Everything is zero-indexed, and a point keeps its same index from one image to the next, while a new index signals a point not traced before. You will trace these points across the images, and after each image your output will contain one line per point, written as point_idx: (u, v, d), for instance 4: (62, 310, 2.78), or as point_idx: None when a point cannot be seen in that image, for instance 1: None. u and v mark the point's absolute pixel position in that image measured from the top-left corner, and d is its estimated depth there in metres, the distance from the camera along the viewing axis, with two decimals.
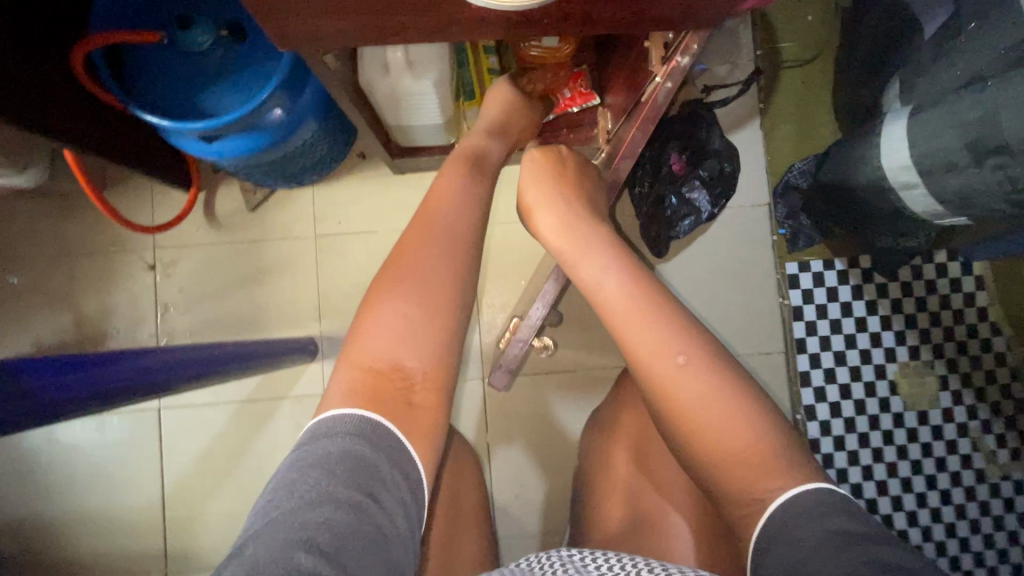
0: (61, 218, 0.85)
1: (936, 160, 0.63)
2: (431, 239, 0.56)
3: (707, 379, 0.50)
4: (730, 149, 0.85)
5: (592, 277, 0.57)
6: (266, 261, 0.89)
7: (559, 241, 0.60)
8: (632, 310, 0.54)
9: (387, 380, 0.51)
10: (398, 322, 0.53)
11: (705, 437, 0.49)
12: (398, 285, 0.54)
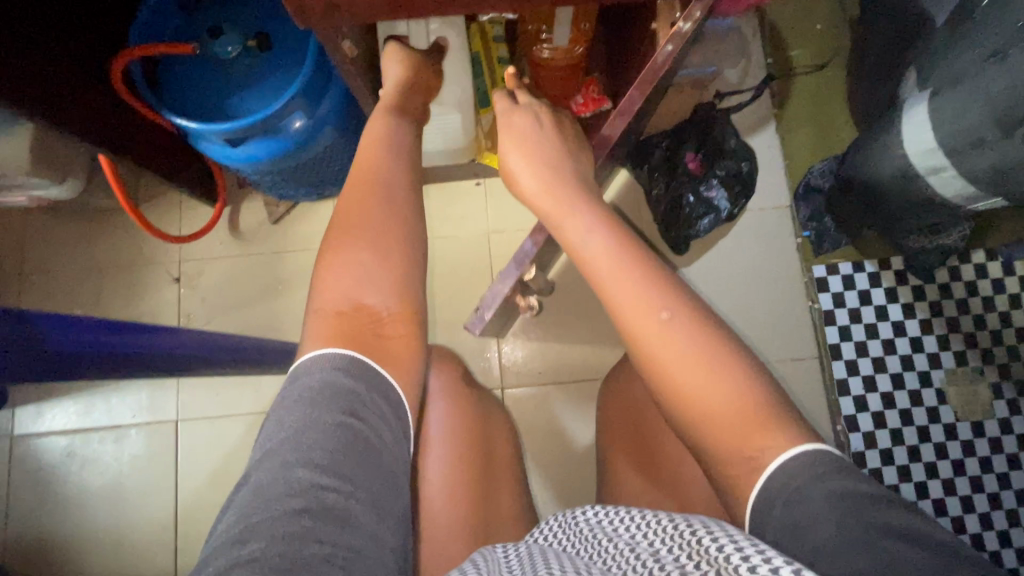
0: (95, 233, 0.89)
1: (964, 137, 0.61)
2: (375, 183, 0.55)
3: (729, 356, 0.47)
4: (745, 149, 0.86)
5: (576, 235, 0.55)
6: (287, 272, 0.90)
7: (544, 203, 0.58)
8: (628, 271, 0.51)
9: (352, 321, 0.50)
10: (357, 268, 0.52)
11: (729, 418, 0.45)
12: (348, 237, 0.53)
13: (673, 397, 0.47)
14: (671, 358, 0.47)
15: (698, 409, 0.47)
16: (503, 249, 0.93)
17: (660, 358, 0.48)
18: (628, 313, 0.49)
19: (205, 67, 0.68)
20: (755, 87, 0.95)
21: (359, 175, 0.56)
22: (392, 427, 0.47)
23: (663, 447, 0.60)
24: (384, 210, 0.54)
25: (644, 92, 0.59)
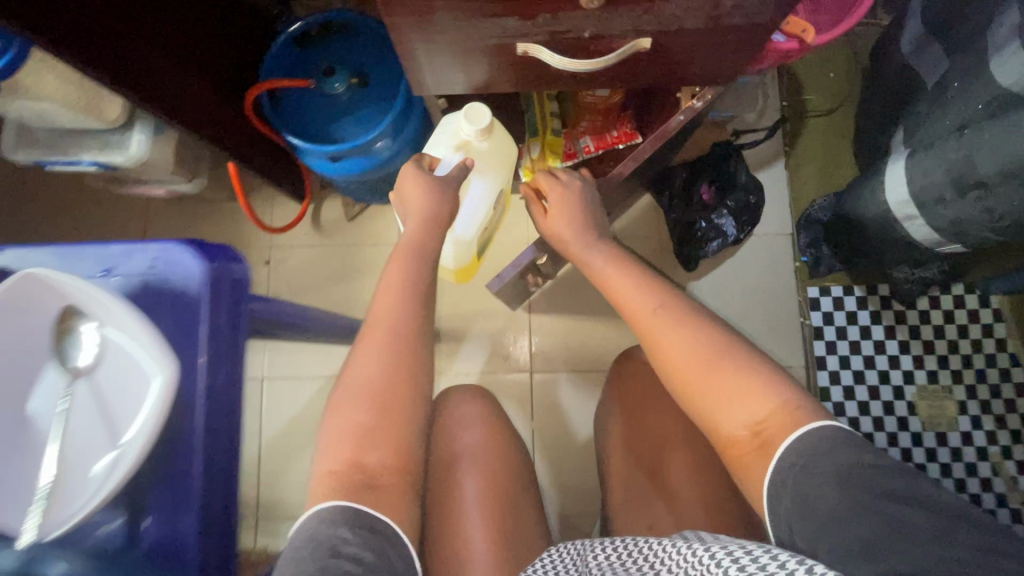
0: (202, 220, 1.07)
1: (929, 194, 0.75)
2: (385, 330, 0.59)
3: (737, 358, 0.58)
4: (754, 184, 1.00)
5: (602, 263, 0.71)
6: (357, 262, 1.08)
7: (572, 236, 0.73)
8: (660, 290, 0.65)
9: (348, 477, 0.54)
10: (362, 419, 0.56)
11: (735, 409, 0.56)
12: (352, 399, 0.57)
13: (690, 396, 0.59)
14: (685, 365, 0.60)
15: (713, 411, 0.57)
16: None
17: (675, 362, 0.60)
18: (646, 319, 0.63)
19: (316, 98, 0.85)
20: (770, 127, 1.09)
21: (376, 314, 0.61)
22: (391, 556, 0.51)
23: (661, 426, 0.76)
24: (388, 358, 0.58)
25: (655, 145, 0.76)
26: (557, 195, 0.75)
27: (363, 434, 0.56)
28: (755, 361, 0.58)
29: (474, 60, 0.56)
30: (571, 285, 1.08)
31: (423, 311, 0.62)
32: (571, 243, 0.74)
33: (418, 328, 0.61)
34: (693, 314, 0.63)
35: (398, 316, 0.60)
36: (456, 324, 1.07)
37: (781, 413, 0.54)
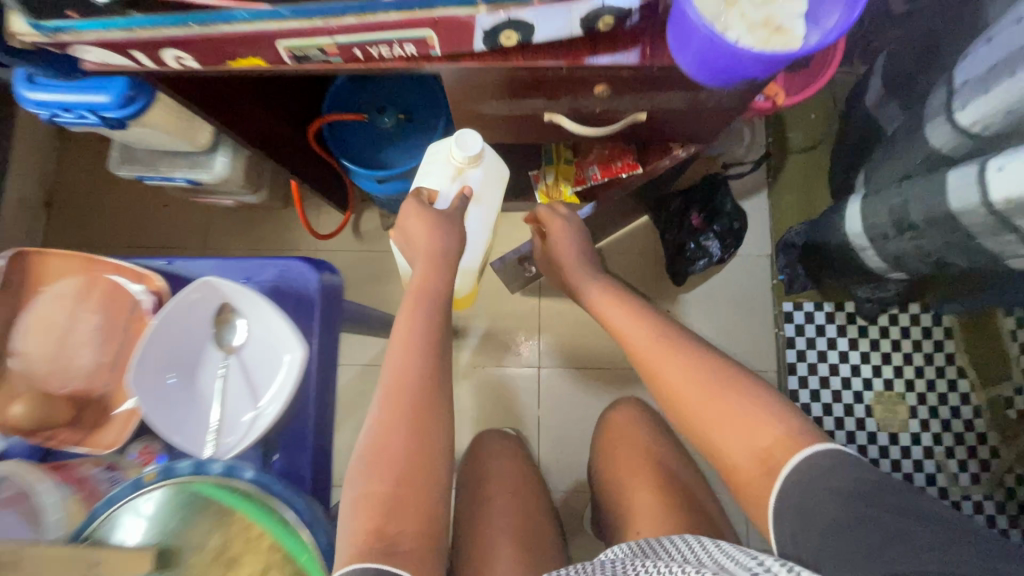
0: (258, 224, 1.23)
1: (876, 230, 0.90)
2: (406, 385, 0.61)
3: (735, 391, 0.65)
4: (738, 212, 1.15)
5: (602, 292, 0.85)
6: (392, 266, 1.24)
7: (573, 267, 0.90)
8: (651, 321, 0.76)
9: (368, 542, 0.53)
10: (389, 473, 0.57)
11: (740, 444, 0.62)
12: (368, 468, 0.57)
13: (700, 437, 0.66)
14: (694, 410, 0.66)
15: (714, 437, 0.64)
16: None
17: (682, 398, 0.67)
18: (646, 354, 0.73)
19: (368, 130, 1.01)
20: (754, 161, 1.24)
21: (392, 373, 0.62)
22: None
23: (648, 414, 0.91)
24: (409, 417, 0.60)
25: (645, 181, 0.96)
26: (560, 230, 0.91)
27: (389, 491, 0.56)
28: (753, 394, 0.64)
29: (508, 121, 0.73)
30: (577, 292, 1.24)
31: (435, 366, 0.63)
32: (574, 272, 0.90)
33: (435, 377, 0.63)
34: (691, 354, 0.70)
35: (420, 367, 0.62)
36: (476, 323, 1.23)
37: (778, 440, 0.60)
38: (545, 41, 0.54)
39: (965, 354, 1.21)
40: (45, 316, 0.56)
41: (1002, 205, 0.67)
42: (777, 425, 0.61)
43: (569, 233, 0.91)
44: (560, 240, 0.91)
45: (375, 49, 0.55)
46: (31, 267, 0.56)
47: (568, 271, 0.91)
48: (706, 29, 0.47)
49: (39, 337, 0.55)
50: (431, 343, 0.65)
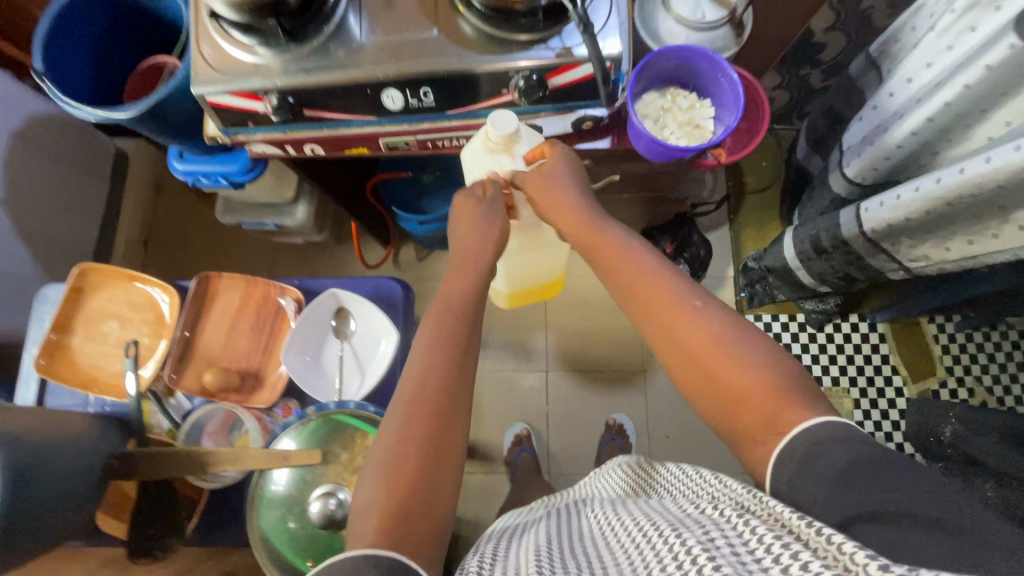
0: (315, 257, 1.52)
1: (803, 253, 1.18)
2: (435, 375, 0.60)
3: (742, 355, 0.57)
4: (703, 242, 1.44)
5: (610, 240, 0.71)
6: (424, 290, 1.52)
7: (568, 214, 0.74)
8: (659, 267, 0.67)
9: (388, 534, 0.51)
10: (399, 475, 0.54)
11: (732, 408, 0.55)
12: (386, 463, 0.55)
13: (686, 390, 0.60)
14: (688, 364, 0.59)
15: (727, 396, 0.55)
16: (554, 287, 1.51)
17: (697, 350, 0.58)
18: (649, 313, 0.64)
19: (413, 184, 1.31)
20: (717, 201, 1.53)
21: (435, 347, 0.63)
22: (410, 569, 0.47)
23: None
24: (436, 405, 0.59)
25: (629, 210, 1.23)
26: (541, 178, 0.77)
27: (402, 488, 0.53)
28: (759, 357, 0.56)
29: None
30: (575, 309, 1.50)
31: (462, 369, 0.62)
32: (574, 220, 0.74)
33: (468, 370, 0.63)
34: (711, 311, 0.60)
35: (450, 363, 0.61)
36: (493, 335, 1.49)
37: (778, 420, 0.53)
38: (549, 136, 0.85)
39: (896, 354, 1.46)
40: (220, 318, 0.83)
41: (872, 232, 0.94)
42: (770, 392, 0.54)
43: (564, 176, 0.77)
44: (548, 193, 0.76)
45: (441, 140, 0.88)
46: (208, 284, 0.83)
47: (557, 217, 0.76)
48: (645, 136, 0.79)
49: (216, 332, 0.82)
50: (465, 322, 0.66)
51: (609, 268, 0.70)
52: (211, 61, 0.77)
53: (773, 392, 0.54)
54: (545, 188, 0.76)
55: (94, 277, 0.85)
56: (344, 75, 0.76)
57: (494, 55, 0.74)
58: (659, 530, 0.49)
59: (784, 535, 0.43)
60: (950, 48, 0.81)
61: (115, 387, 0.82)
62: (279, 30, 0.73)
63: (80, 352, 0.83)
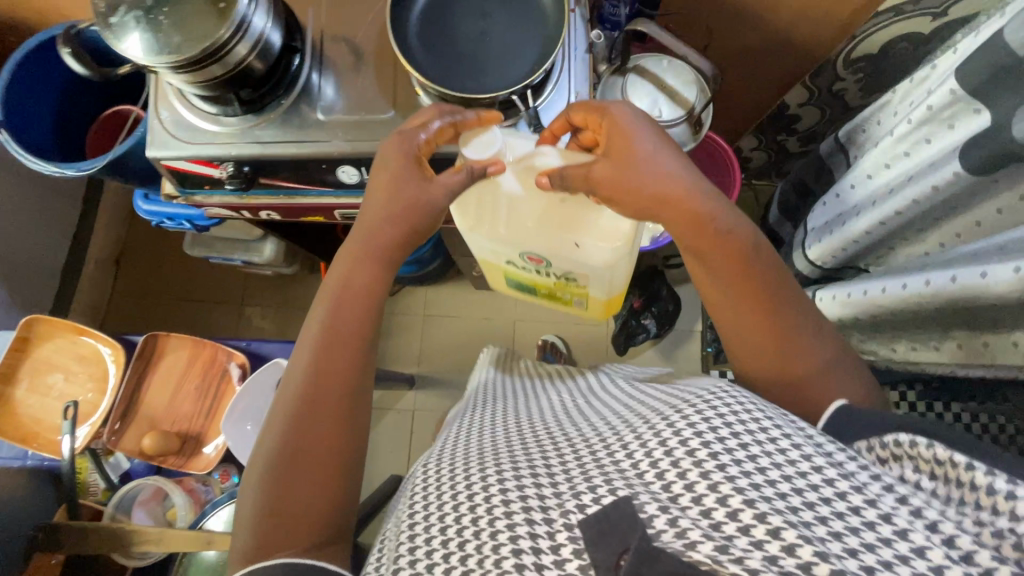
0: (286, 286, 1.52)
1: None
2: (331, 383, 0.60)
3: (812, 340, 0.58)
4: (673, 297, 1.40)
5: (723, 231, 0.58)
6: (393, 325, 1.53)
7: (674, 199, 0.58)
8: (771, 263, 0.60)
9: (289, 523, 0.55)
10: (293, 495, 0.56)
11: (796, 399, 0.58)
12: (303, 433, 0.58)
13: (749, 366, 0.61)
14: (754, 344, 0.60)
15: (792, 375, 0.58)
16: (522, 330, 1.50)
17: (766, 342, 0.59)
18: (729, 300, 0.60)
19: None
20: None
21: (322, 356, 0.60)
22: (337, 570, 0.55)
23: None
24: (337, 407, 0.60)
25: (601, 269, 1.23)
26: (624, 165, 0.59)
27: (313, 501, 0.57)
28: (825, 342, 0.59)
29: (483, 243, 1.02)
30: None
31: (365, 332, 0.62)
32: (685, 208, 0.58)
33: (365, 378, 0.63)
34: (792, 295, 0.59)
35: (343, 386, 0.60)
36: (459, 375, 1.49)
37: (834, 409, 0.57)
38: None
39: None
40: (166, 380, 0.84)
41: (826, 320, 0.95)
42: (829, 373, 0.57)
43: (650, 140, 0.59)
44: (649, 182, 0.58)
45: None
46: (157, 344, 0.84)
47: (658, 206, 0.59)
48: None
49: (162, 394, 0.82)
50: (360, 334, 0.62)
51: (714, 258, 0.59)
52: (168, 126, 0.77)
53: (832, 374, 0.58)
54: (649, 171, 0.58)
55: (43, 327, 0.84)
56: (300, 149, 0.75)
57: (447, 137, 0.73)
58: (659, 418, 0.52)
59: (799, 443, 0.47)
60: (908, 154, 0.81)
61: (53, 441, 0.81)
62: (235, 100, 0.74)
63: (23, 404, 0.83)
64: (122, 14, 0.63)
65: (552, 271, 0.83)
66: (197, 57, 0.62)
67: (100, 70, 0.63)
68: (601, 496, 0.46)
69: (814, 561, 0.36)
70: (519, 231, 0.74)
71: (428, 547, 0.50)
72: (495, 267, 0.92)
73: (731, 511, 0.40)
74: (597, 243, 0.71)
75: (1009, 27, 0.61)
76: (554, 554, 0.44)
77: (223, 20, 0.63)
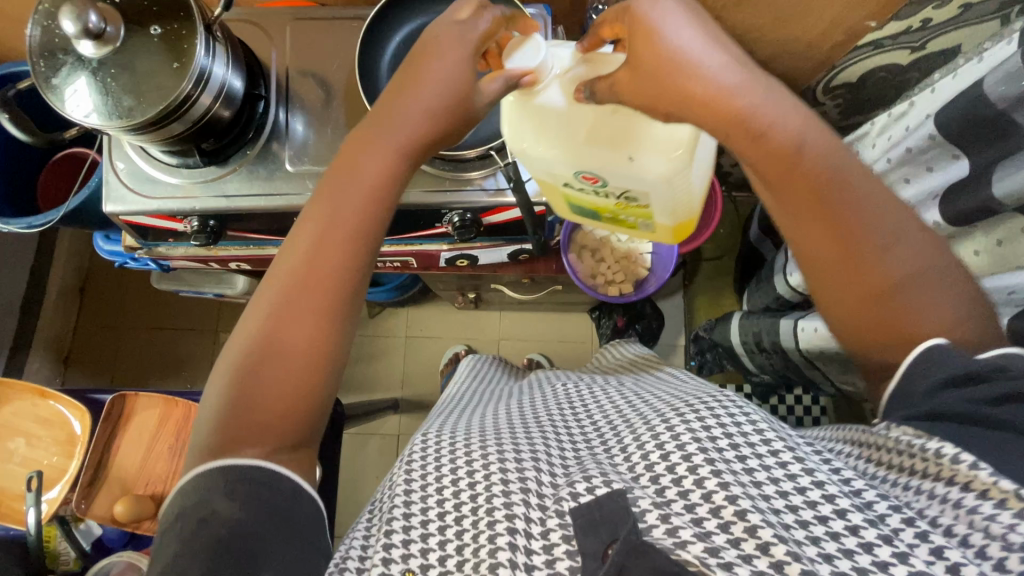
0: None
1: (747, 343, 1.20)
2: (303, 291, 0.51)
3: (889, 238, 0.46)
4: (656, 313, 1.42)
5: (776, 129, 0.45)
6: (375, 349, 1.50)
7: (710, 95, 0.44)
8: (832, 154, 0.46)
9: (238, 429, 0.49)
10: (253, 409, 0.50)
11: (874, 313, 0.47)
12: (267, 363, 0.50)
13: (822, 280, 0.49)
14: (809, 249, 0.48)
15: (873, 298, 0.47)
16: (507, 350, 1.49)
17: (835, 258, 0.47)
18: (790, 212, 0.48)
19: None
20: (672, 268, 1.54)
21: (292, 263, 0.52)
22: (288, 509, 0.50)
23: None
24: (307, 315, 0.51)
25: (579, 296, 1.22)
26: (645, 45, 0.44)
27: (279, 407, 0.50)
28: (920, 244, 0.46)
29: (461, 283, 0.99)
30: None
31: (356, 257, 0.53)
32: (725, 103, 0.44)
33: (349, 290, 0.53)
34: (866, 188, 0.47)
35: (318, 288, 0.52)
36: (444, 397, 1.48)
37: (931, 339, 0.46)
38: (487, 262, 0.82)
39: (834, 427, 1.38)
40: (136, 442, 0.81)
41: (806, 349, 0.95)
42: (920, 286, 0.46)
43: (678, 31, 0.43)
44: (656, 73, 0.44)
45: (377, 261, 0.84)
46: (125, 405, 0.81)
47: (686, 105, 0.45)
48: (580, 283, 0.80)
49: (131, 459, 0.80)
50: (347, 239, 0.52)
51: (758, 160, 0.47)
52: (125, 178, 0.72)
53: (930, 293, 0.45)
54: (667, 61, 0.43)
55: (2, 390, 0.81)
56: (268, 203, 0.72)
57: (420, 189, 0.70)
58: (659, 424, 0.57)
59: (805, 465, 0.49)
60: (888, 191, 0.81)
61: (13, 511, 0.79)
62: (196, 152, 0.70)
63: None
64: (66, 75, 0.58)
65: (609, 195, 0.63)
66: (153, 118, 0.57)
67: (40, 134, 0.59)
68: (595, 487, 0.51)
69: (775, 547, 0.41)
70: (566, 148, 0.58)
71: (423, 518, 0.54)
72: (545, 198, 0.68)
73: (715, 508, 0.46)
74: (654, 163, 0.56)
75: (988, 79, 0.61)
76: (544, 540, 0.49)
77: (179, 77, 0.58)
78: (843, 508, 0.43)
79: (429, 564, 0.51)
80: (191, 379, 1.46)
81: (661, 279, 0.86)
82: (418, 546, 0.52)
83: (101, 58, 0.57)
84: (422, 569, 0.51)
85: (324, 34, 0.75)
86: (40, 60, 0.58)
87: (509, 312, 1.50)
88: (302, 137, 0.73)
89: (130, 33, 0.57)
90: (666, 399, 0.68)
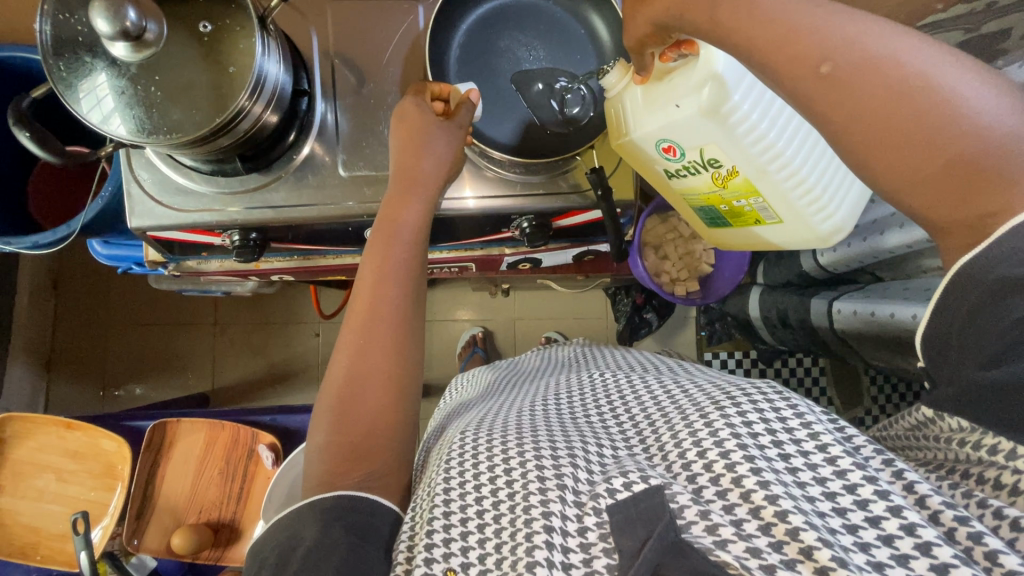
0: (261, 300, 1.38)
1: (770, 317, 1.23)
2: (376, 321, 0.56)
3: (863, 55, 0.36)
4: None
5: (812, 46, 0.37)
6: None
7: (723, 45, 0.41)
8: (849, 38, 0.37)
9: (325, 471, 0.51)
10: (343, 430, 0.53)
11: (898, 155, 0.36)
12: (357, 414, 0.54)
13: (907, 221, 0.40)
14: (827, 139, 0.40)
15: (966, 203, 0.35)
16: (523, 328, 1.48)
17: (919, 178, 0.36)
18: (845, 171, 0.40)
19: None
20: None
21: (360, 299, 0.57)
22: (378, 524, 0.49)
23: None
24: (390, 348, 0.56)
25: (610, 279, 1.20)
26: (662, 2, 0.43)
27: (372, 417, 0.54)
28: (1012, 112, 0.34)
29: (516, 279, 0.96)
30: None
31: (412, 295, 0.59)
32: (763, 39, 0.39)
33: (409, 323, 0.58)
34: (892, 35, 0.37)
35: (398, 320, 0.57)
36: None
37: (971, 156, 0.34)
38: (550, 264, 0.81)
39: (832, 386, 1.45)
40: (181, 464, 0.91)
41: (838, 329, 0.99)
42: (931, 81, 0.35)
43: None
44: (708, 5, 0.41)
45: (436, 265, 0.81)
46: (167, 429, 0.91)
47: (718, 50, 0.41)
48: (648, 281, 0.84)
49: (179, 482, 0.91)
50: (408, 274, 0.58)
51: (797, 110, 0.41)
52: (150, 189, 0.64)
53: (954, 89, 0.34)
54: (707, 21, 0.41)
55: (26, 426, 0.90)
56: (321, 215, 0.65)
57: (453, 194, 0.65)
58: (692, 409, 0.52)
59: (851, 451, 0.43)
60: None
61: (59, 550, 0.89)
62: (237, 158, 0.61)
63: (14, 513, 0.89)
64: (88, 79, 0.48)
65: (698, 166, 0.59)
66: (211, 137, 0.49)
67: (72, 155, 0.52)
68: (632, 482, 0.45)
69: (818, 551, 0.37)
70: (636, 125, 0.58)
71: (463, 514, 0.47)
72: (672, 198, 0.71)
73: (755, 509, 0.41)
74: (702, 112, 0.52)
75: None
76: (580, 537, 0.44)
77: (237, 85, 0.50)
78: (897, 503, 0.38)
79: (471, 562, 0.45)
80: (192, 374, 1.38)
81: (731, 275, 0.91)
82: (460, 531, 0.46)
83: (139, 62, 0.48)
84: (463, 568, 0.44)
85: (371, 15, 0.66)
86: (59, 61, 0.48)
87: (524, 291, 1.48)
88: (353, 139, 0.66)
89: (174, 34, 0.49)
90: (700, 381, 0.61)
